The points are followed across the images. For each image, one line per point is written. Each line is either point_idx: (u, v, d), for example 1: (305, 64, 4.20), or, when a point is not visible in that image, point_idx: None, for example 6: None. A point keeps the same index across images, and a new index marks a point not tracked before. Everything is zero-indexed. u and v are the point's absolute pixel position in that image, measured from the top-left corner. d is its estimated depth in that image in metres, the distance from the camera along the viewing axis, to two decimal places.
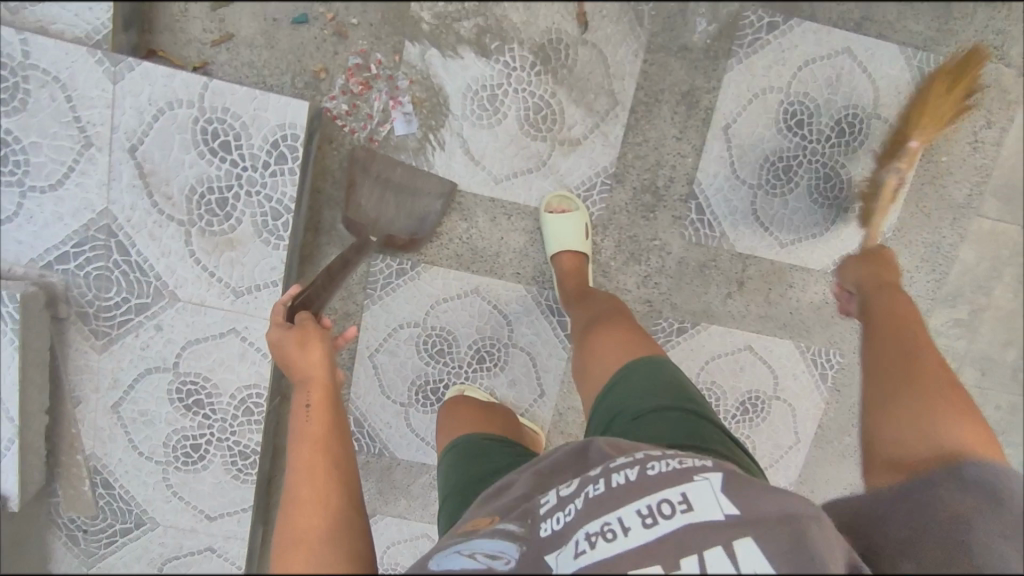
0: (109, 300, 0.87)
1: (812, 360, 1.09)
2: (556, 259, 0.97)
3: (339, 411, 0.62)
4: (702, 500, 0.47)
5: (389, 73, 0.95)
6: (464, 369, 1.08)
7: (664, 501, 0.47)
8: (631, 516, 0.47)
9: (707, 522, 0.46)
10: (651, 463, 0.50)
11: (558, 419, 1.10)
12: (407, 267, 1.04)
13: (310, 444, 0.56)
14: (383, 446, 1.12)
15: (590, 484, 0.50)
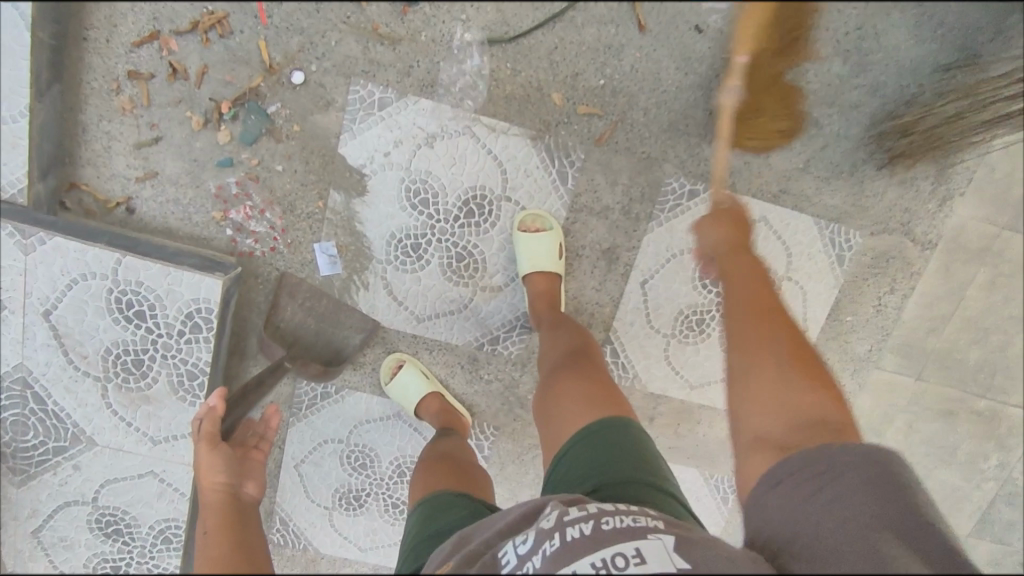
0: (26, 442, 0.89)
1: (715, 486, 1.14)
2: (527, 280, 0.94)
3: (245, 528, 0.55)
4: (655, 553, 0.51)
5: (314, 219, 0.96)
6: (385, 480, 1.11)
7: (615, 556, 0.51)
8: (587, 571, 0.50)
9: (659, 572, 0.49)
10: (605, 518, 0.54)
11: None
12: (332, 390, 1.07)
13: (213, 524, 0.54)
14: (307, 541, 1.14)
15: (545, 541, 0.53)
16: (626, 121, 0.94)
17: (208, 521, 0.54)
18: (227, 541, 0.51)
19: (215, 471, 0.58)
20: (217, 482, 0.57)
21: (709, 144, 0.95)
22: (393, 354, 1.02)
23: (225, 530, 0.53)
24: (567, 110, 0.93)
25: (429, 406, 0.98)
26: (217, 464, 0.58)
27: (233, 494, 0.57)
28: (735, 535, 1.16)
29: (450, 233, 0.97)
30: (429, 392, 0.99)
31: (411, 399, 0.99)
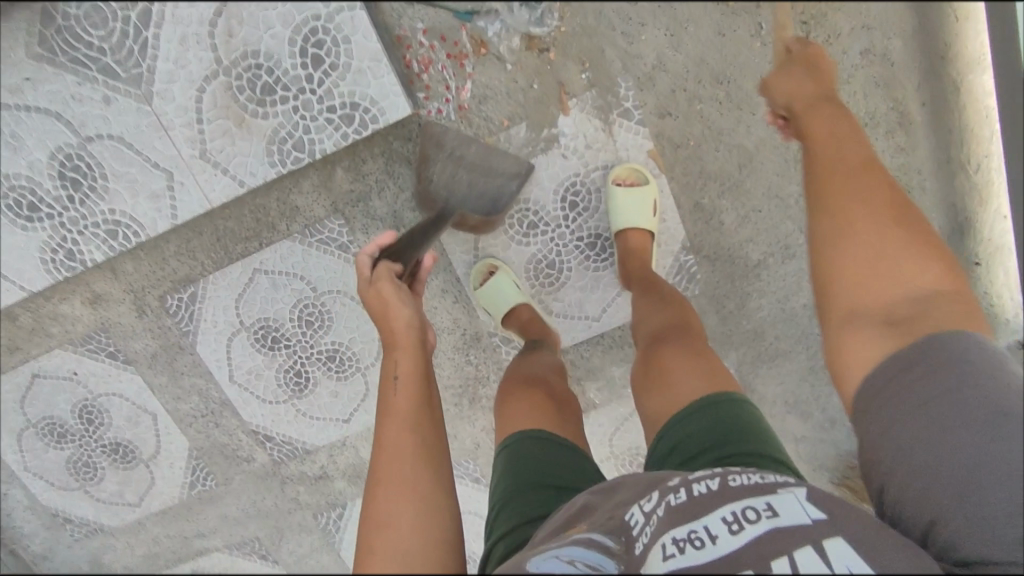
0: (86, 35, 0.78)
1: None
2: (514, 313, 0.99)
3: (428, 384, 0.56)
4: (789, 507, 0.48)
5: (487, 127, 0.94)
6: (312, 350, 1.09)
7: (745, 509, 0.49)
8: (717, 524, 0.48)
9: (795, 525, 0.47)
10: (732, 475, 0.52)
11: (340, 444, 1.15)
12: (350, 249, 1.03)
13: (396, 407, 0.53)
14: (194, 329, 1.09)
15: (669, 492, 0.52)
16: (743, 300, 1.03)
17: (386, 379, 0.55)
18: (413, 420, 0.52)
19: (403, 319, 0.57)
20: (403, 322, 0.57)
21: (767, 367, 1.06)
22: (479, 262, 1.02)
23: (406, 395, 0.54)
24: (721, 254, 1.00)
25: (521, 316, 0.99)
26: (402, 302, 0.59)
27: (419, 347, 0.57)
28: None
29: (563, 244, 1.02)
30: (517, 303, 0.99)
31: (502, 308, 0.99)
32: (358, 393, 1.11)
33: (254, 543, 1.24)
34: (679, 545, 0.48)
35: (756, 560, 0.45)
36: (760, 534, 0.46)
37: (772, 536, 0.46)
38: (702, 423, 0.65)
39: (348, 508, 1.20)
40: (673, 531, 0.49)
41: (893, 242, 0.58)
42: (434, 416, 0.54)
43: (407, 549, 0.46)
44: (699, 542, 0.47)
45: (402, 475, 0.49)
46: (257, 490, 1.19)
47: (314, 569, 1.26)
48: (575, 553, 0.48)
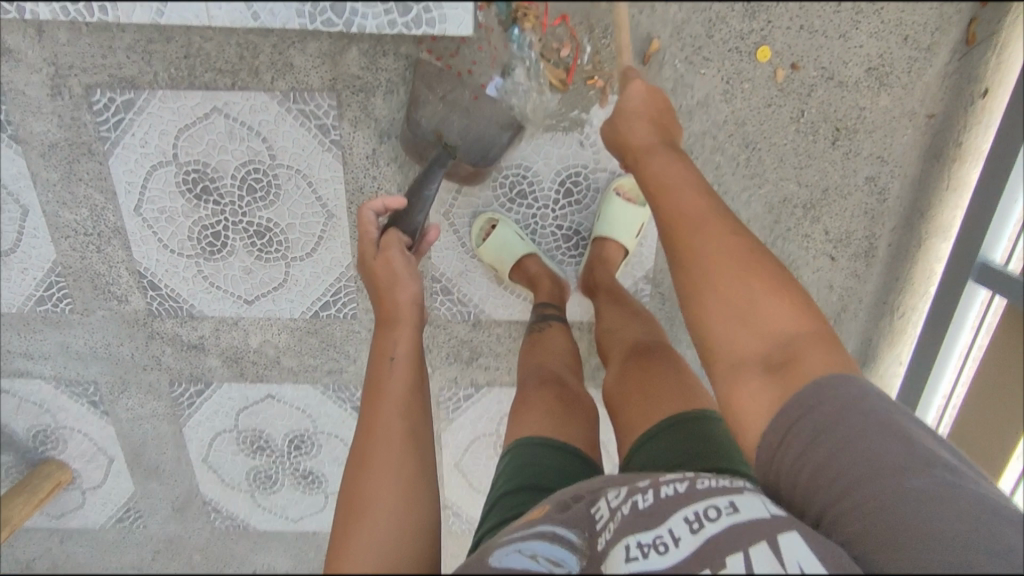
0: None
1: None
2: (523, 263, 0.98)
3: (419, 371, 0.63)
4: (747, 506, 0.51)
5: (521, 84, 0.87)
6: (243, 218, 0.98)
7: (707, 508, 0.52)
8: (680, 525, 0.51)
9: (755, 521, 0.49)
10: (698, 479, 0.55)
11: (232, 323, 1.06)
12: (330, 136, 0.94)
13: (387, 391, 0.60)
14: (115, 140, 0.94)
15: (637, 494, 0.55)
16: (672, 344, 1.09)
17: (380, 354, 0.63)
18: (397, 404, 0.59)
19: (406, 294, 0.68)
20: (408, 300, 0.67)
21: None
22: (481, 216, 0.99)
23: (398, 368, 0.62)
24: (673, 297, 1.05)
25: (527, 268, 0.98)
26: (412, 282, 0.68)
27: (413, 324, 0.66)
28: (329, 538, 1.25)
29: (543, 225, 1.01)
30: (525, 253, 0.97)
31: (511, 257, 0.97)
32: (271, 279, 1.02)
33: (89, 386, 1.12)
34: (643, 547, 0.50)
35: (716, 558, 0.48)
36: (722, 531, 0.49)
37: (733, 529, 0.49)
38: (674, 437, 0.67)
39: (210, 388, 1.12)
40: (638, 535, 0.52)
41: (751, 284, 0.57)
42: (418, 390, 0.61)
43: (388, 513, 0.52)
44: (663, 545, 0.50)
45: (390, 439, 0.56)
46: (117, 333, 1.08)
47: (146, 434, 1.16)
48: (536, 548, 0.52)
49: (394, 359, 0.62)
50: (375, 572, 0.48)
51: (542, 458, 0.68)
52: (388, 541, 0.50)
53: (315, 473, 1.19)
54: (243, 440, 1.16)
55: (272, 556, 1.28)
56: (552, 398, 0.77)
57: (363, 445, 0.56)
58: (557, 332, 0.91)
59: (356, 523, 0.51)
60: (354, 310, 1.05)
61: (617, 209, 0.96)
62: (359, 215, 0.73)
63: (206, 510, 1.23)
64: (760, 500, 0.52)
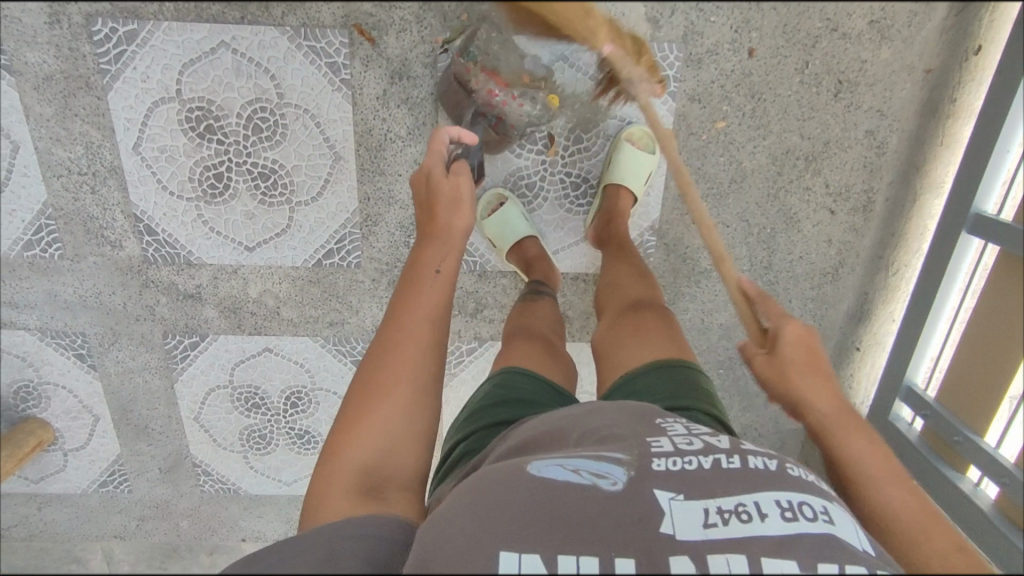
0: None
1: None
2: (520, 244, 0.99)
3: (446, 292, 0.71)
4: (837, 516, 0.52)
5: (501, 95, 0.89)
6: (248, 161, 0.96)
7: (802, 504, 0.51)
8: (771, 505, 0.51)
9: (843, 537, 0.50)
10: (789, 465, 0.56)
11: (231, 272, 1.04)
12: (341, 75, 0.93)
13: (423, 307, 0.68)
14: (116, 73, 0.91)
15: (720, 454, 0.55)
16: (676, 298, 1.10)
17: (421, 262, 0.71)
18: (422, 320, 0.68)
19: (462, 220, 0.74)
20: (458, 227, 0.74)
21: None
22: (491, 191, 1.01)
23: (434, 284, 0.70)
24: (678, 250, 1.06)
25: (524, 250, 0.99)
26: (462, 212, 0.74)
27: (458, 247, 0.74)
28: None
29: (553, 170, 1.02)
30: (526, 234, 0.99)
31: (509, 236, 0.99)
32: (273, 225, 1.00)
33: (77, 338, 1.08)
34: (724, 515, 0.51)
35: (804, 553, 0.48)
36: (815, 533, 0.49)
37: (827, 538, 0.49)
38: (658, 379, 0.70)
39: (205, 341, 1.09)
40: (720, 501, 0.52)
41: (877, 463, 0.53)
42: (447, 304, 0.70)
43: (399, 404, 0.63)
44: (745, 514, 0.50)
45: (410, 347, 0.66)
46: (109, 281, 1.04)
47: (135, 390, 1.12)
48: (581, 464, 0.54)
49: (438, 271, 0.71)
50: (377, 457, 0.61)
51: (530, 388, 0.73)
52: (392, 429, 0.62)
53: (311, 433, 1.17)
54: (237, 397, 1.13)
55: (263, 520, 1.25)
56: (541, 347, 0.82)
57: (387, 340, 0.67)
58: (544, 301, 0.93)
59: (375, 402, 0.63)
60: (358, 259, 1.04)
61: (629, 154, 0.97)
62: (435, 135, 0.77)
63: (196, 472, 1.19)
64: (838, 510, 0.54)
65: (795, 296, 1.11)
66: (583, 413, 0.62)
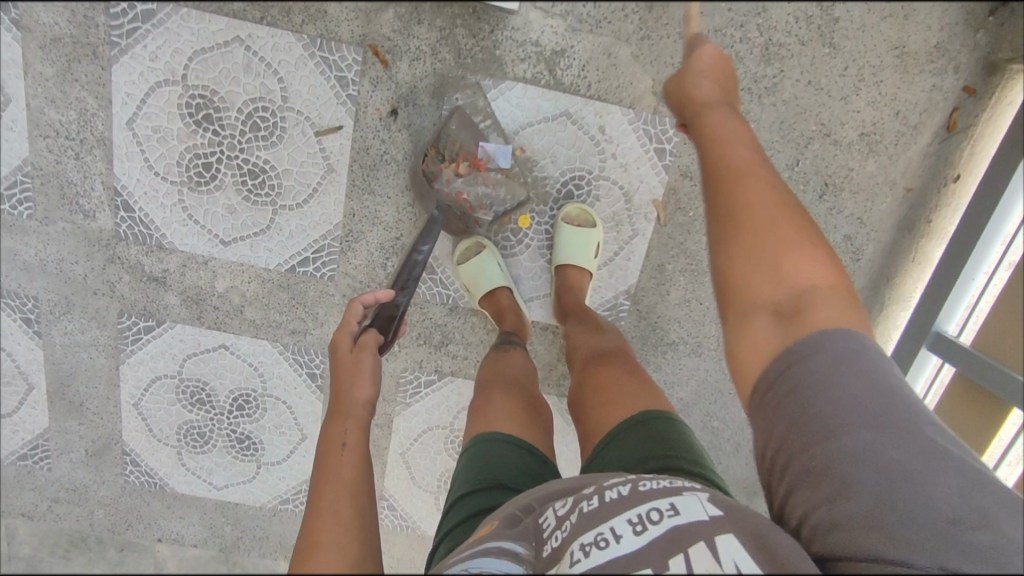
0: None
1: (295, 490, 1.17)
2: (496, 295, 0.98)
3: (362, 453, 0.58)
4: (688, 507, 0.51)
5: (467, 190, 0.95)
6: (240, 156, 0.96)
7: (650, 511, 0.50)
8: (623, 525, 0.49)
9: (694, 522, 0.49)
10: (643, 482, 0.54)
11: (202, 263, 1.02)
12: (350, 91, 0.94)
13: (334, 475, 0.55)
14: (124, 48, 0.91)
15: (581, 501, 0.53)
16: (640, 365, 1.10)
17: (327, 443, 0.58)
18: (340, 488, 0.54)
19: (363, 389, 0.63)
20: (365, 394, 0.63)
21: None
22: (468, 238, 1.00)
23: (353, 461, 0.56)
24: (649, 317, 1.06)
25: (499, 302, 0.98)
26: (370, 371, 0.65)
27: (367, 414, 0.62)
28: (250, 512, 1.18)
29: (539, 221, 1.02)
30: (502, 286, 0.98)
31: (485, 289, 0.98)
32: (254, 224, 0.99)
33: (28, 301, 1.04)
34: (584, 548, 0.48)
35: (658, 561, 0.46)
36: (665, 534, 0.48)
37: (676, 533, 0.48)
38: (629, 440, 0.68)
39: (161, 327, 1.06)
40: (579, 538, 0.49)
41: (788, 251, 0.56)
42: (366, 465, 0.57)
43: None
44: (603, 542, 0.48)
45: (336, 516, 0.52)
46: (74, 250, 1.01)
47: (77, 365, 1.08)
48: (476, 567, 0.49)
49: (346, 441, 0.58)
50: None
51: (507, 456, 0.67)
52: None
53: (252, 439, 1.13)
54: (183, 389, 1.10)
55: (183, 522, 1.19)
56: (517, 401, 0.76)
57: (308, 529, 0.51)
58: (517, 350, 0.90)
59: None
60: (332, 271, 1.02)
61: (568, 236, 0.97)
62: (348, 307, 0.71)
63: (123, 460, 1.14)
64: (700, 500, 0.52)
65: None
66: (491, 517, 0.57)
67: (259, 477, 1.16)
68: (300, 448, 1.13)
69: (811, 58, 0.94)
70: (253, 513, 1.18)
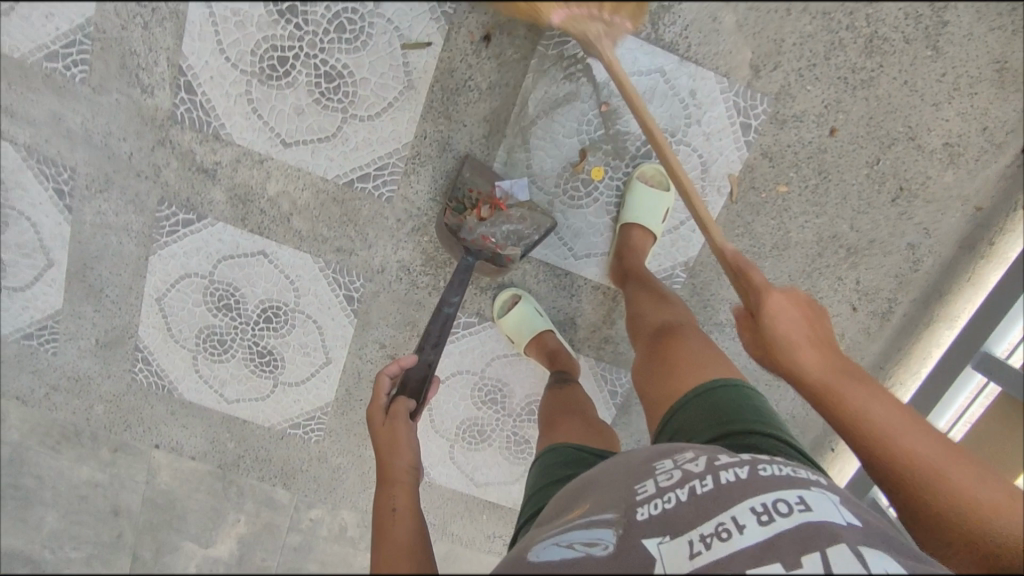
0: None
1: (307, 416, 1.13)
2: (532, 351, 1.02)
3: (416, 526, 0.60)
4: (818, 504, 0.55)
5: (493, 235, 0.93)
6: (319, 55, 0.91)
7: (776, 502, 0.55)
8: (746, 514, 0.54)
9: (827, 521, 0.54)
10: (760, 466, 0.58)
11: (257, 163, 0.97)
12: (445, 7, 0.90)
13: (391, 554, 0.57)
14: None
15: (693, 480, 0.57)
16: None
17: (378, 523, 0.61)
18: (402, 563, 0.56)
19: (404, 458, 0.65)
20: (406, 463, 0.65)
21: None
22: (505, 290, 1.03)
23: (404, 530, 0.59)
24: (701, 294, 1.05)
25: (544, 348, 1.00)
26: (408, 441, 0.67)
27: (413, 485, 0.64)
28: (257, 431, 1.14)
29: (612, 175, 0.99)
30: (544, 328, 1.01)
31: (524, 339, 1.01)
32: (320, 130, 0.95)
33: (64, 172, 0.98)
34: (706, 539, 0.53)
35: (788, 551, 0.51)
36: (791, 529, 0.53)
37: (805, 528, 0.53)
38: (699, 411, 0.68)
39: (201, 222, 1.01)
40: (701, 526, 0.54)
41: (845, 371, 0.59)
42: (422, 535, 0.60)
43: None
44: (724, 534, 0.54)
45: None
46: (124, 125, 0.95)
47: (104, 248, 1.03)
48: (574, 537, 0.55)
49: (398, 514, 0.61)
50: None
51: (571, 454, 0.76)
52: None
53: (274, 354, 1.09)
54: (212, 292, 1.05)
55: (186, 432, 1.14)
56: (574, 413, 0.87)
57: None
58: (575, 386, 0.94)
59: None
60: (391, 192, 0.99)
61: (640, 193, 0.96)
62: (375, 382, 0.71)
63: (134, 356, 1.09)
64: (824, 496, 0.56)
65: None
66: (584, 484, 0.64)
67: (274, 397, 1.12)
68: (322, 372, 1.10)
69: (912, 57, 0.91)
70: (259, 433, 1.14)
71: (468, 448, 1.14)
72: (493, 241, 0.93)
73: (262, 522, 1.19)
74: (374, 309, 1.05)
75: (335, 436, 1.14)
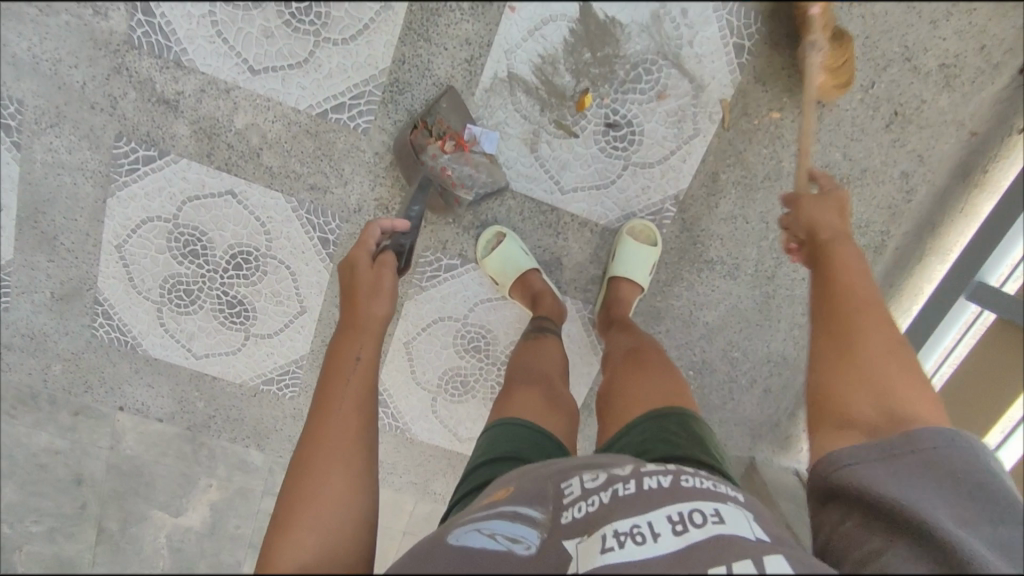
0: None
1: (282, 372, 1.06)
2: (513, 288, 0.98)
3: (371, 370, 0.63)
4: (733, 519, 0.50)
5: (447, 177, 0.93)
6: None
7: (692, 511, 0.50)
8: (661, 522, 0.49)
9: (737, 535, 0.48)
10: (684, 478, 0.54)
11: (224, 92, 0.91)
12: None
13: (344, 388, 0.60)
14: None
15: (618, 483, 0.53)
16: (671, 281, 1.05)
17: (340, 357, 0.63)
18: (348, 399, 0.59)
19: (378, 308, 0.69)
20: (376, 311, 0.68)
21: None
22: (489, 228, 0.98)
23: (360, 373, 0.61)
24: (691, 229, 1.02)
25: (529, 291, 0.96)
26: (379, 293, 0.70)
27: (378, 333, 0.67)
28: (228, 389, 1.07)
29: (601, 104, 0.94)
30: (530, 268, 0.96)
31: (510, 279, 0.96)
32: (292, 55, 0.90)
33: (11, 104, 0.91)
34: (620, 537, 0.48)
35: (700, 561, 0.45)
36: (704, 541, 0.47)
37: (718, 540, 0.47)
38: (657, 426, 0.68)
39: (163, 159, 0.94)
40: (616, 523, 0.50)
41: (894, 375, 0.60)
42: (376, 383, 0.62)
43: (338, 478, 0.53)
44: (638, 537, 0.48)
45: (345, 424, 0.57)
46: (74, 50, 0.88)
47: (58, 190, 0.95)
48: (497, 527, 0.49)
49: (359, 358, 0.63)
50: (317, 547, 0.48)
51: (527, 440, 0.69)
52: (330, 505, 0.51)
53: (244, 305, 1.02)
54: (175, 237, 0.98)
55: (151, 391, 1.07)
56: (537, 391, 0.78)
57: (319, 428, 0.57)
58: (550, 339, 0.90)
59: (312, 484, 0.52)
60: (368, 124, 0.93)
61: (628, 249, 0.97)
62: (361, 236, 0.76)
63: (93, 310, 1.02)
64: (746, 518, 0.51)
65: (785, 319, 1.07)
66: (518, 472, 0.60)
67: (245, 353, 1.05)
68: (297, 323, 1.03)
69: None
70: (230, 391, 1.07)
71: (451, 401, 1.08)
72: (448, 181, 0.93)
73: (233, 487, 1.12)
74: (350, 252, 1.00)
75: (311, 392, 1.07)
